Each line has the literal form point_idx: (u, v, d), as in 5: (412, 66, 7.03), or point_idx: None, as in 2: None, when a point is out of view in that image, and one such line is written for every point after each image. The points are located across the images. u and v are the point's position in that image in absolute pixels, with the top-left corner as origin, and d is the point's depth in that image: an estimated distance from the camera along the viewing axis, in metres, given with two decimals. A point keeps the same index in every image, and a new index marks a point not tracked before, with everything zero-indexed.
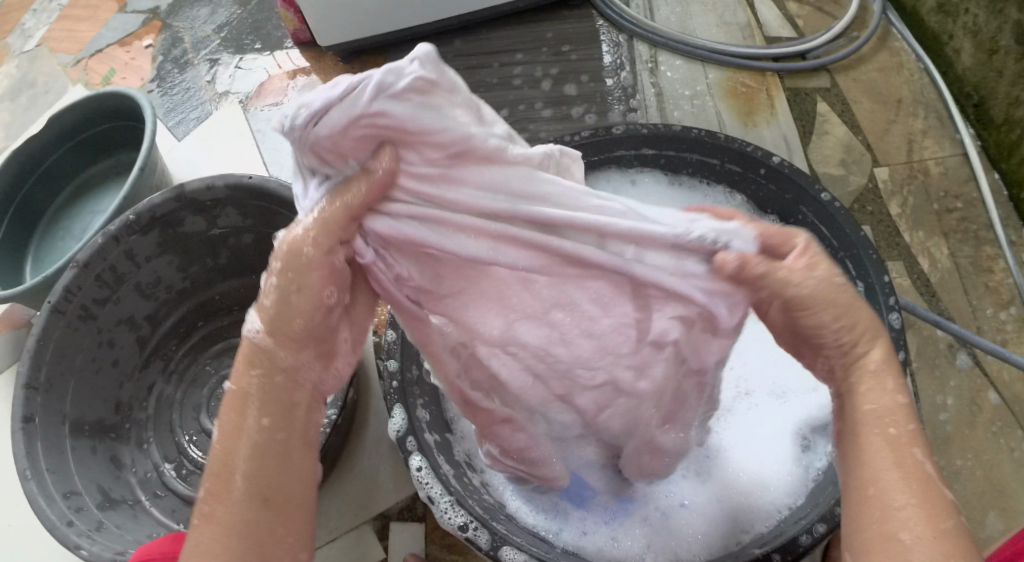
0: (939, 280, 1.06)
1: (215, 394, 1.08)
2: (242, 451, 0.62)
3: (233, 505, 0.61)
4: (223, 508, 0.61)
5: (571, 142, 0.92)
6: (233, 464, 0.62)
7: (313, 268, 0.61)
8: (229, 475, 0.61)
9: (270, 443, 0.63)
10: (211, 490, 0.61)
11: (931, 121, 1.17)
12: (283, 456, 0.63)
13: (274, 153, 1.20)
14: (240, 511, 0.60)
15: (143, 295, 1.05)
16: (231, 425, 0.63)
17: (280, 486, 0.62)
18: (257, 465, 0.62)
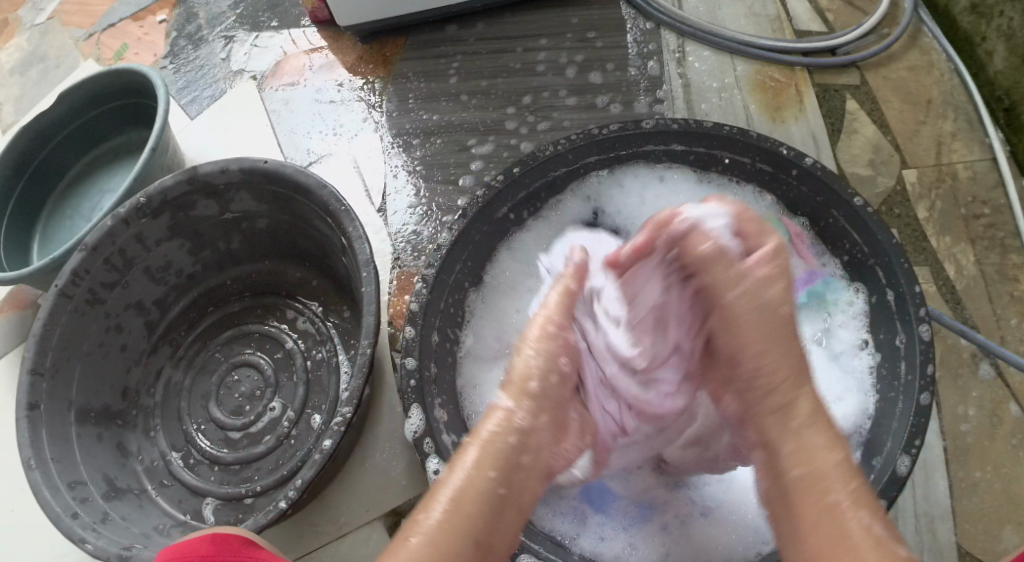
0: (964, 288, 1.04)
1: (223, 383, 1.04)
2: (473, 501, 0.66)
3: (451, 539, 0.65)
4: (441, 540, 0.64)
5: (598, 134, 0.89)
6: (462, 509, 0.66)
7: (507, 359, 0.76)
8: (453, 512, 0.66)
9: (493, 494, 0.67)
10: (438, 521, 0.65)
11: (961, 123, 1.13)
12: (500, 508, 0.68)
13: (290, 135, 1.18)
14: (453, 547, 0.64)
15: (153, 280, 1.03)
16: (463, 472, 0.68)
17: (491, 532, 0.67)
18: (480, 516, 0.66)
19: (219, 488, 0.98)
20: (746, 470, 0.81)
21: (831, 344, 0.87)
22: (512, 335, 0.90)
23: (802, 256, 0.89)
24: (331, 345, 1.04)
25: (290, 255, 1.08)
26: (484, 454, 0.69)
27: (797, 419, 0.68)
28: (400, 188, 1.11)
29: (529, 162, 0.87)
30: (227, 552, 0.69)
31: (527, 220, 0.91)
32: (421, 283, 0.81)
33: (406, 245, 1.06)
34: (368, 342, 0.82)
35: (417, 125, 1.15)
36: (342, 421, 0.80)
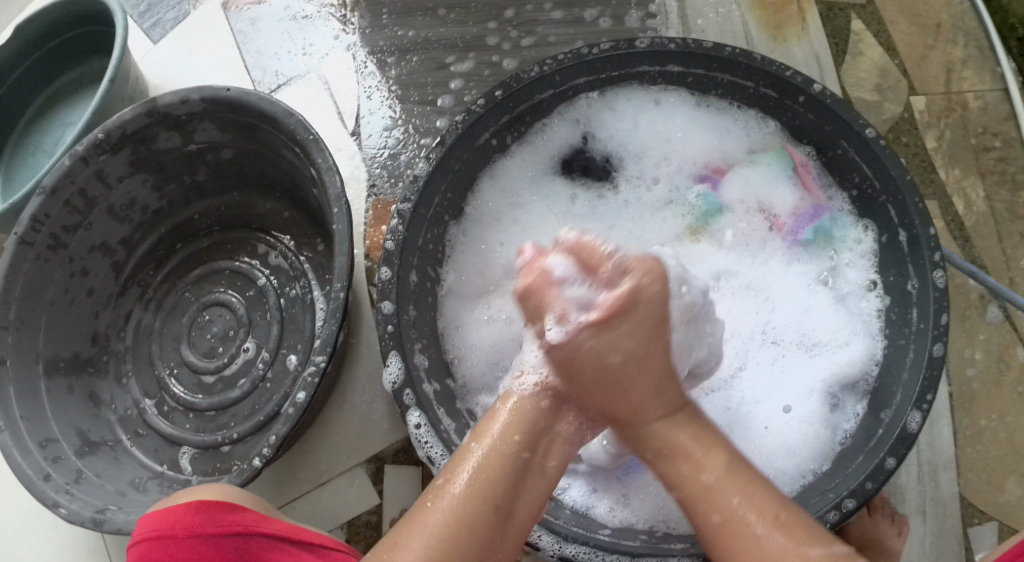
0: (973, 226, 0.99)
1: (195, 324, 0.99)
2: (500, 467, 0.63)
3: (472, 504, 0.61)
4: (462, 507, 0.61)
5: (588, 53, 0.80)
6: (491, 475, 0.63)
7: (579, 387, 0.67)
8: (472, 475, 0.63)
9: (517, 459, 0.64)
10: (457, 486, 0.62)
11: (973, 50, 1.06)
12: (524, 477, 0.64)
13: (257, 56, 1.09)
14: (475, 516, 0.61)
15: (116, 218, 0.96)
16: (491, 435, 0.65)
17: (513, 503, 0.63)
18: (507, 480, 0.63)
19: (195, 436, 0.94)
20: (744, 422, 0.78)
21: (838, 284, 0.83)
22: (497, 270, 0.85)
23: (808, 189, 0.85)
24: (304, 282, 0.97)
25: (260, 188, 1.01)
26: (516, 417, 0.65)
27: (687, 441, 0.65)
28: (375, 110, 1.04)
29: (512, 86, 0.79)
30: (210, 525, 0.66)
31: (511, 146, 0.85)
32: (397, 219, 0.74)
33: (382, 172, 1.00)
34: (342, 284, 0.76)
35: (392, 42, 1.07)
36: (316, 372, 0.75)
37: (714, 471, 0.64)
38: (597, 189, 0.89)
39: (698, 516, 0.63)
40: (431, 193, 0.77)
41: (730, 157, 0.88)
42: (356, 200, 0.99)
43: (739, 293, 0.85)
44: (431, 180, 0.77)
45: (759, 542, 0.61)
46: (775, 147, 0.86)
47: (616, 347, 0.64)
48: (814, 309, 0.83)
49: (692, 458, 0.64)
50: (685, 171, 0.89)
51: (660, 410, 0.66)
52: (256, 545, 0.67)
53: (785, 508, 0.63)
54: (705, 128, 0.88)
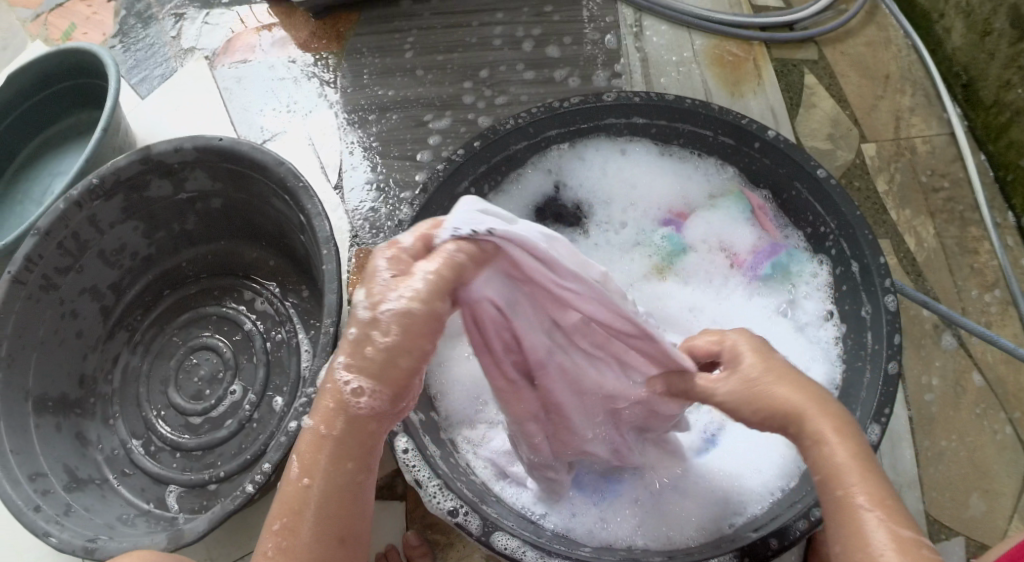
0: (926, 260, 1.05)
1: (182, 366, 1.02)
2: (323, 499, 0.58)
3: (307, 541, 0.58)
4: (298, 549, 0.58)
5: (561, 107, 0.87)
6: (318, 511, 0.58)
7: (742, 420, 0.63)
8: (302, 512, 0.58)
9: (349, 484, 0.59)
10: (287, 524, 0.59)
11: (918, 99, 1.14)
12: (354, 499, 0.59)
13: (243, 112, 1.14)
14: (311, 550, 0.58)
15: (107, 263, 1.00)
16: (315, 465, 0.58)
17: (352, 525, 0.60)
18: (336, 514, 0.59)
19: (181, 475, 0.96)
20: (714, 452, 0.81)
21: (796, 315, 0.87)
22: None
23: (765, 228, 0.90)
24: (290, 325, 1.01)
25: (248, 237, 1.05)
26: (331, 447, 0.58)
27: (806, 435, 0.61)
28: (358, 165, 1.09)
29: (489, 136, 0.85)
30: None
31: (488, 194, 0.90)
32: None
33: (364, 222, 1.04)
34: (331, 320, 0.80)
35: (373, 101, 1.13)
36: (307, 402, 0.79)
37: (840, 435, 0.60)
38: (571, 233, 0.93)
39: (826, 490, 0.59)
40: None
41: (692, 201, 0.93)
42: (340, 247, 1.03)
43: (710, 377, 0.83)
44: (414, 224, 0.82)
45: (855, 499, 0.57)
46: (733, 191, 0.91)
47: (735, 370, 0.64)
48: (776, 340, 0.86)
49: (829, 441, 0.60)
50: (650, 215, 0.94)
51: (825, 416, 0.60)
52: None
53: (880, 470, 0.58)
54: (669, 176, 0.93)
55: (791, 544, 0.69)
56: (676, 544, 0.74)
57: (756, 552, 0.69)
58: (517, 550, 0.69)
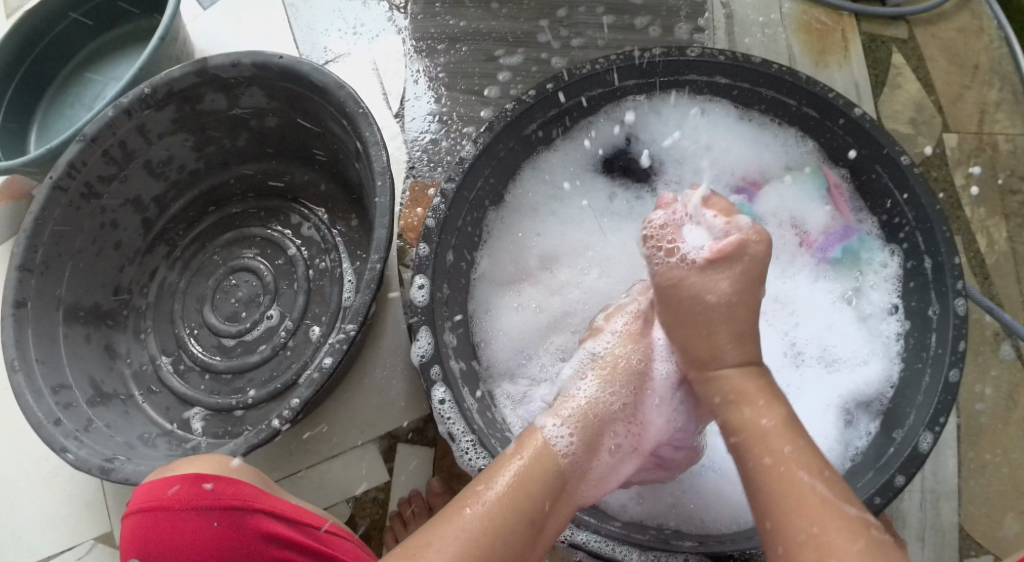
0: (994, 264, 1.01)
1: (220, 287, 1.00)
2: (537, 485, 0.64)
3: (513, 507, 0.62)
4: (501, 514, 0.62)
5: (640, 58, 0.82)
6: (526, 493, 0.64)
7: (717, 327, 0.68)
8: (517, 482, 0.64)
9: (553, 480, 0.65)
10: (504, 488, 0.63)
11: (1007, 94, 1.08)
12: (551, 498, 0.65)
13: (307, 31, 1.11)
14: (515, 517, 0.62)
15: (152, 175, 0.98)
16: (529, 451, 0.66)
17: (546, 518, 0.65)
18: (539, 503, 0.64)
19: (208, 398, 0.96)
20: None
21: (860, 304, 0.83)
22: (533, 259, 0.87)
23: (839, 210, 0.86)
24: (335, 254, 0.99)
25: (299, 159, 1.02)
26: (556, 452, 0.66)
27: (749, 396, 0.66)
28: (421, 95, 1.05)
29: (564, 80, 0.81)
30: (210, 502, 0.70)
31: (556, 139, 0.87)
32: (441, 199, 0.77)
33: (423, 154, 1.02)
34: (379, 255, 0.78)
35: (443, 30, 1.09)
36: (345, 339, 0.77)
37: (772, 418, 0.64)
38: (637, 190, 0.91)
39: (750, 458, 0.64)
40: (474, 177, 0.79)
41: (768, 171, 0.90)
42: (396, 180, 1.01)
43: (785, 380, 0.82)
44: (476, 164, 0.79)
45: (800, 488, 0.61)
46: (810, 166, 0.87)
47: (713, 288, 0.68)
48: (838, 327, 0.83)
49: (753, 402, 0.66)
50: (723, 180, 0.91)
51: (739, 354, 0.68)
52: (252, 520, 0.71)
53: (828, 466, 0.62)
54: (745, 142, 0.90)
55: None
56: (709, 527, 0.73)
57: None
58: None
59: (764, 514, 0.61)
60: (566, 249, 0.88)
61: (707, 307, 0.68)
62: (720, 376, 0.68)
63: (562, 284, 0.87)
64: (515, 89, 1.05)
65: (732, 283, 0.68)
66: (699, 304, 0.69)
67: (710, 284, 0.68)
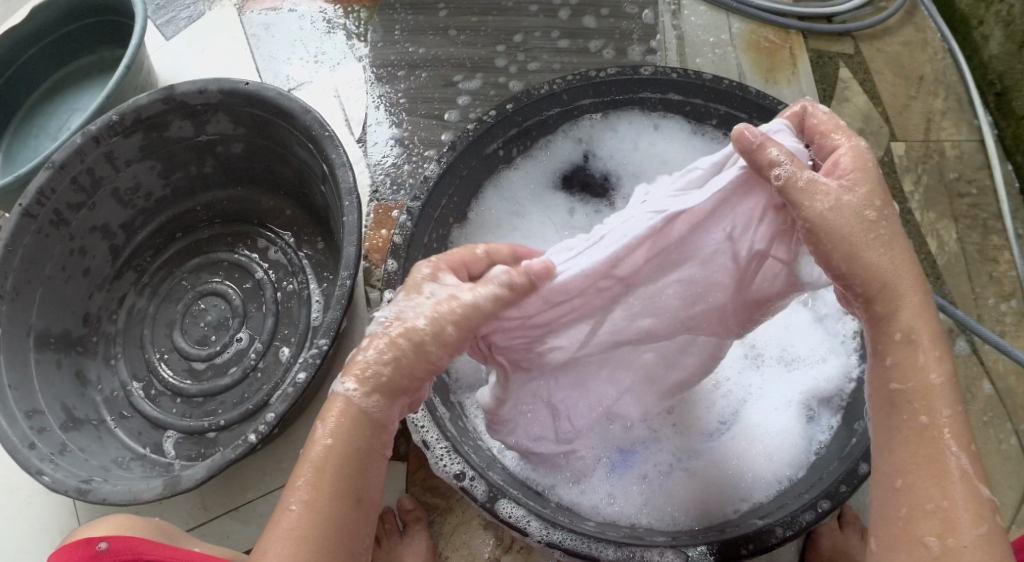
0: (945, 264, 1.04)
1: (189, 311, 1.00)
2: (343, 466, 0.59)
3: (328, 499, 0.59)
4: (322, 503, 0.59)
5: (596, 76, 0.88)
6: (334, 479, 0.59)
7: (872, 235, 0.60)
8: (327, 471, 0.59)
9: (366, 455, 0.60)
10: (310, 481, 0.59)
11: (951, 103, 1.13)
12: (371, 467, 0.61)
13: (269, 61, 1.13)
14: (332, 508, 0.59)
15: (120, 202, 0.98)
16: (331, 432, 0.60)
17: (370, 489, 0.61)
18: (356, 475, 0.60)
19: (180, 421, 0.95)
20: (727, 436, 0.78)
21: (817, 305, 0.84)
22: None
23: None
24: (303, 277, 0.99)
25: (266, 185, 1.03)
26: (353, 418, 0.60)
27: (899, 331, 0.60)
28: (382, 120, 1.08)
29: (522, 100, 0.87)
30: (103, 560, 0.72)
31: (516, 159, 0.91)
32: (407, 216, 0.79)
33: (385, 178, 1.04)
34: (348, 272, 0.79)
35: (403, 57, 1.12)
36: (318, 353, 0.77)
37: (942, 372, 0.59)
38: (596, 205, 0.93)
39: (906, 414, 0.60)
40: (437, 195, 0.82)
41: None
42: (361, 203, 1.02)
43: (745, 368, 0.81)
44: (439, 183, 0.82)
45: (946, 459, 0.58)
46: None
47: (864, 199, 0.60)
48: (796, 327, 0.83)
49: (927, 350, 0.60)
50: None
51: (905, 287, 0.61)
52: None
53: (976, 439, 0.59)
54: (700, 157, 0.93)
55: (795, 534, 0.68)
56: (678, 526, 0.74)
57: (762, 539, 0.68)
58: (521, 519, 0.69)
59: (895, 472, 0.59)
60: None
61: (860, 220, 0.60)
62: (896, 309, 0.60)
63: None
64: (474, 113, 1.08)
65: (870, 192, 0.61)
66: (835, 223, 0.60)
67: (828, 187, 0.60)
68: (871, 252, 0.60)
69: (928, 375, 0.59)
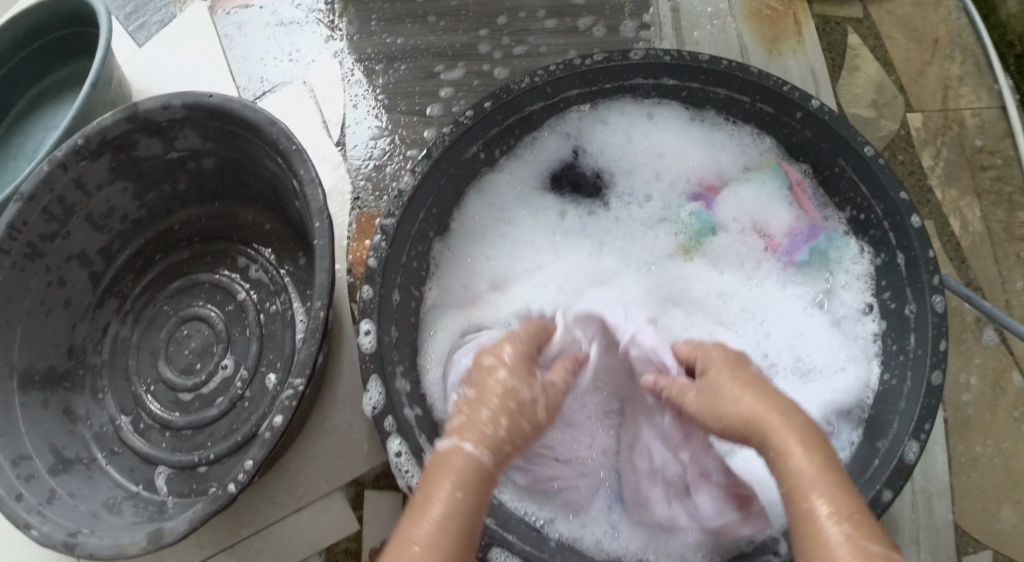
0: (970, 246, 0.98)
1: (172, 339, 0.96)
2: (468, 513, 0.57)
3: (456, 543, 0.55)
4: (452, 547, 0.54)
5: (581, 65, 0.81)
6: (460, 522, 0.56)
7: (736, 405, 0.63)
8: (456, 515, 0.56)
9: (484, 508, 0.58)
10: (439, 523, 0.55)
11: (969, 67, 1.06)
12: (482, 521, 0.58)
13: (243, 62, 1.07)
14: (459, 552, 0.54)
15: (96, 227, 0.94)
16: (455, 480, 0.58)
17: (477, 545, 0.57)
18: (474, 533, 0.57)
19: (171, 456, 0.92)
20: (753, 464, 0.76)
21: (833, 308, 0.81)
22: (482, 284, 0.85)
23: (804, 208, 0.84)
24: (285, 296, 0.95)
25: (244, 197, 0.98)
26: (479, 468, 0.60)
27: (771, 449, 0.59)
28: (361, 119, 1.02)
29: (501, 98, 0.79)
30: None
31: (499, 160, 0.85)
32: (381, 236, 0.72)
33: (366, 184, 0.98)
34: (321, 302, 0.73)
35: (380, 50, 1.06)
36: (294, 395, 0.72)
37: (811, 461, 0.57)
38: (589, 205, 0.88)
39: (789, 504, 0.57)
40: (415, 210, 0.76)
41: (725, 173, 0.88)
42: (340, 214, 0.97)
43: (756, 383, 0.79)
44: (417, 193, 0.75)
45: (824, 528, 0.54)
46: (769, 164, 0.86)
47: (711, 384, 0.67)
48: (811, 334, 0.81)
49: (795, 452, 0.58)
50: (677, 188, 0.88)
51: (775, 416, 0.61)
52: None
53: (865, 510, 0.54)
54: (700, 145, 0.88)
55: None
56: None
57: None
58: None
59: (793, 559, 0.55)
60: (514, 270, 0.86)
61: (713, 398, 0.66)
62: (765, 429, 0.60)
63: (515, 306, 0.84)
64: (457, 105, 1.02)
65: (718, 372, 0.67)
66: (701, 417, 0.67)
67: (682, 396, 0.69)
68: (733, 417, 0.63)
69: (795, 465, 0.57)
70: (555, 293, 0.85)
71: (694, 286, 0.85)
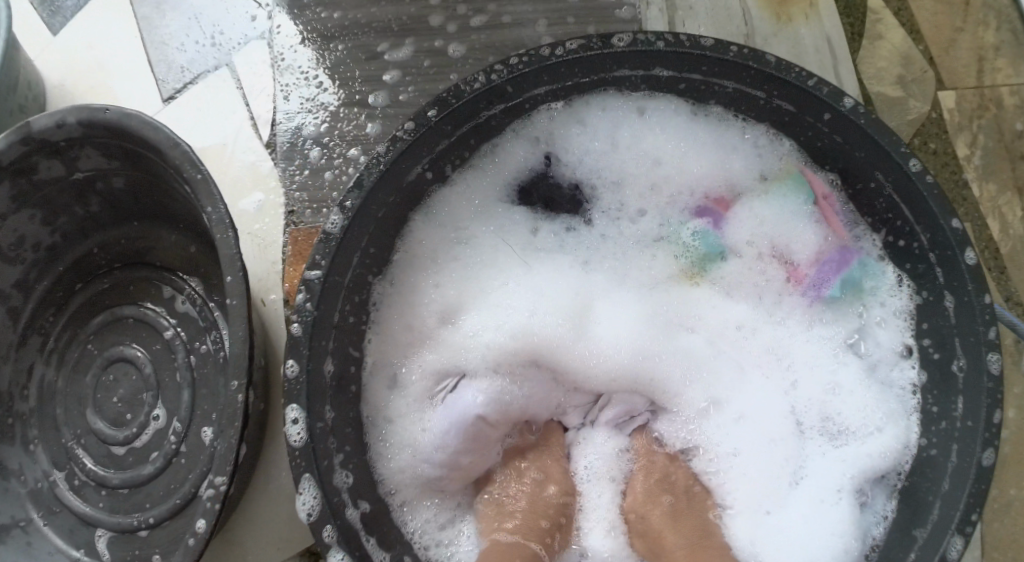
0: (1010, 252, 0.87)
1: (100, 386, 0.84)
2: None
3: None
4: None
5: (550, 56, 0.68)
6: None
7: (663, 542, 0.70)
8: None
9: None
10: None
11: (1005, 34, 0.92)
12: None
13: (158, 46, 0.92)
14: None
15: (5, 260, 0.81)
16: None
17: None
18: None
19: (110, 518, 0.81)
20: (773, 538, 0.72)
21: (867, 350, 0.74)
22: (430, 318, 0.76)
23: (832, 227, 0.75)
24: (216, 333, 0.83)
25: (164, 218, 0.85)
26: None
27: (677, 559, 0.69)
28: (293, 115, 0.88)
29: (449, 104, 0.68)
30: None
31: (450, 174, 0.75)
32: (304, 295, 0.63)
33: (303, 193, 0.86)
34: (238, 384, 0.62)
35: (314, 28, 0.90)
36: (216, 496, 0.62)
37: None
38: (566, 221, 0.79)
39: None
40: (349, 251, 0.66)
41: (738, 185, 0.78)
42: (273, 231, 0.86)
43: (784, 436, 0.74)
44: (346, 237, 0.65)
45: None
46: (792, 173, 0.76)
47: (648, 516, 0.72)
48: (844, 387, 0.74)
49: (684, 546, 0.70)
50: (677, 202, 0.79)
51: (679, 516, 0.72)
52: None
53: None
54: (705, 146, 0.77)
55: None
56: None
57: None
58: None
59: None
60: (468, 296, 0.77)
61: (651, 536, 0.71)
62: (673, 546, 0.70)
63: (470, 340, 0.76)
64: (405, 92, 0.88)
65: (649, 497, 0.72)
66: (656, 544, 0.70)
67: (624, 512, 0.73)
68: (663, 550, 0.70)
69: None
70: (525, 317, 0.76)
71: (705, 317, 0.77)
